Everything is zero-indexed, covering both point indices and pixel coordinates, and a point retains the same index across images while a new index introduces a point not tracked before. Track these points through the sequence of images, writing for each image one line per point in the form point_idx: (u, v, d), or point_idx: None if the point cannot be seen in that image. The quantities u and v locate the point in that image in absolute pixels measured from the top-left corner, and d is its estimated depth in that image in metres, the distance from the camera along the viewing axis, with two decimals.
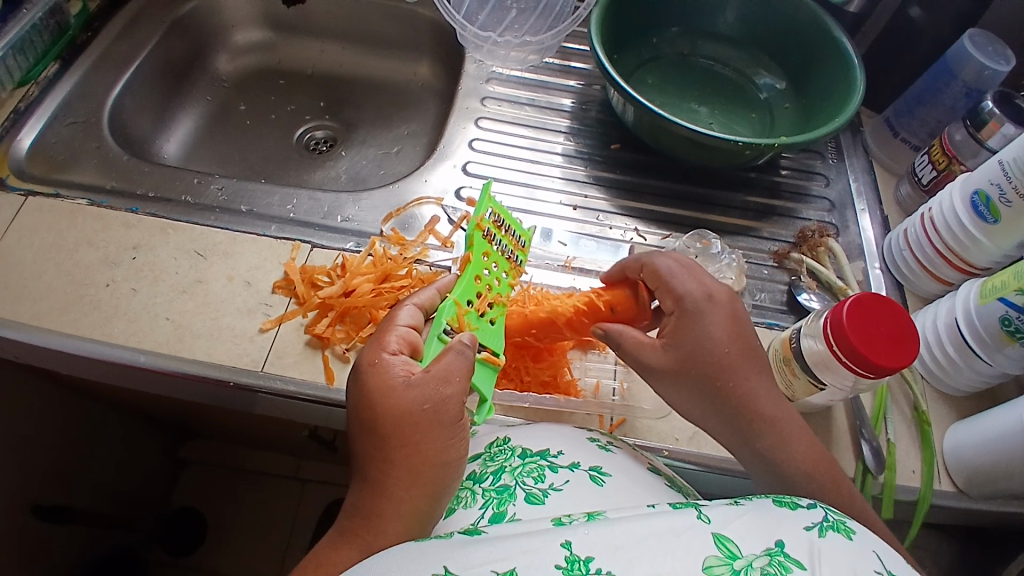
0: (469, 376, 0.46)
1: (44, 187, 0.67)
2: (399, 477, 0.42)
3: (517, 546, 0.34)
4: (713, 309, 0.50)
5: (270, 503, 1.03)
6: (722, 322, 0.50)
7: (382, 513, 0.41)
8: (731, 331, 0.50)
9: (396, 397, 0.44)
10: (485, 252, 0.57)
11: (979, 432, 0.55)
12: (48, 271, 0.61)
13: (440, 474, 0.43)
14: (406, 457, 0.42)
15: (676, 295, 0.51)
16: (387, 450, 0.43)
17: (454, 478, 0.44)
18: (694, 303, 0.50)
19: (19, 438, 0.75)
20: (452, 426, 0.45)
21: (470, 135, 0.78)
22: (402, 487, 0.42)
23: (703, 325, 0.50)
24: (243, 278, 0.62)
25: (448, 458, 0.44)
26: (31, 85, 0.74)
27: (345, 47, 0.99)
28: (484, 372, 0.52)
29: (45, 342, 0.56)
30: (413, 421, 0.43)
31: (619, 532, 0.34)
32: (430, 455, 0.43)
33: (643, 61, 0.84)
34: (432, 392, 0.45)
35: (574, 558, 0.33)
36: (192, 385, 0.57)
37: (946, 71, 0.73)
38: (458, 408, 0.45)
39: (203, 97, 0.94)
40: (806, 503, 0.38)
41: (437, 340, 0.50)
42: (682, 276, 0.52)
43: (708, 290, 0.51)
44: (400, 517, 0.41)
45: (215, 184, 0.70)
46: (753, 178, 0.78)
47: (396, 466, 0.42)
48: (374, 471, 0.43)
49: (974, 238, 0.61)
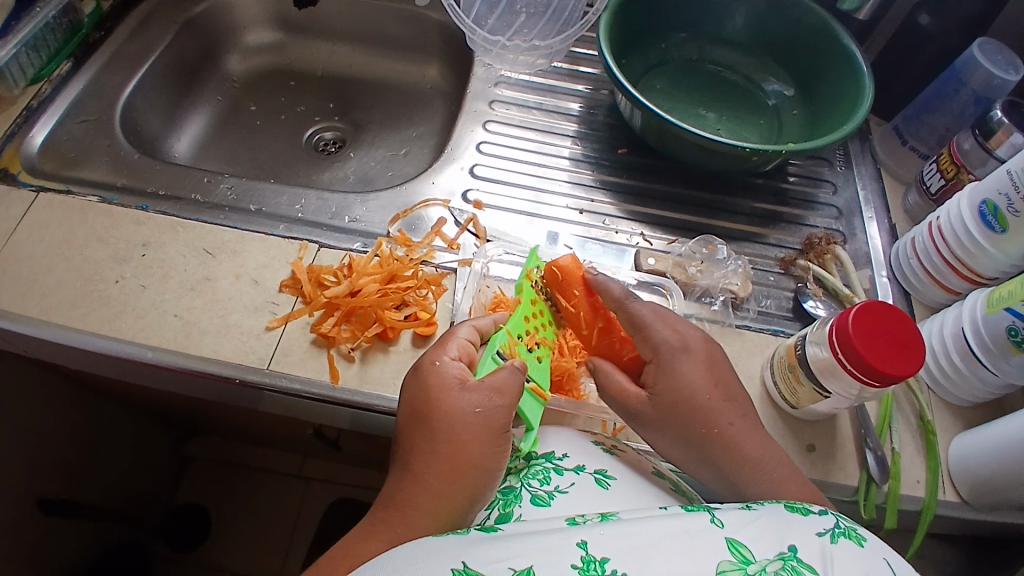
0: (520, 394, 0.47)
1: (56, 184, 0.67)
2: (439, 472, 0.42)
3: (532, 544, 0.34)
4: (687, 357, 0.52)
5: (273, 502, 1.03)
6: (697, 366, 0.51)
7: (416, 504, 0.42)
8: (709, 375, 0.51)
9: (450, 396, 0.45)
10: (535, 300, 0.58)
11: (985, 441, 0.55)
12: (59, 266, 0.61)
13: (477, 478, 0.43)
14: (450, 452, 0.43)
15: (651, 344, 0.52)
16: (433, 443, 0.43)
17: (490, 487, 0.44)
18: (668, 353, 0.52)
19: (28, 431, 0.76)
20: (499, 435, 0.45)
21: (477, 138, 0.79)
22: (440, 481, 0.42)
23: (678, 375, 0.51)
24: (251, 276, 0.63)
25: (490, 465, 0.44)
26: (44, 83, 0.75)
27: (355, 48, 1.00)
28: (526, 397, 0.51)
29: (54, 338, 0.57)
30: (462, 421, 0.44)
31: (637, 536, 0.35)
32: (471, 458, 0.43)
33: (651, 67, 0.85)
34: (485, 399, 0.45)
35: (590, 558, 0.33)
36: (201, 382, 0.57)
37: (955, 79, 0.73)
38: (505, 419, 0.45)
39: (213, 97, 0.95)
40: (817, 509, 0.38)
41: (492, 359, 0.51)
42: (657, 326, 0.53)
43: (683, 337, 0.53)
44: (433, 510, 0.41)
45: (225, 183, 0.71)
46: (760, 185, 0.78)
47: (437, 459, 0.43)
48: (415, 461, 0.43)
49: (981, 247, 0.61)
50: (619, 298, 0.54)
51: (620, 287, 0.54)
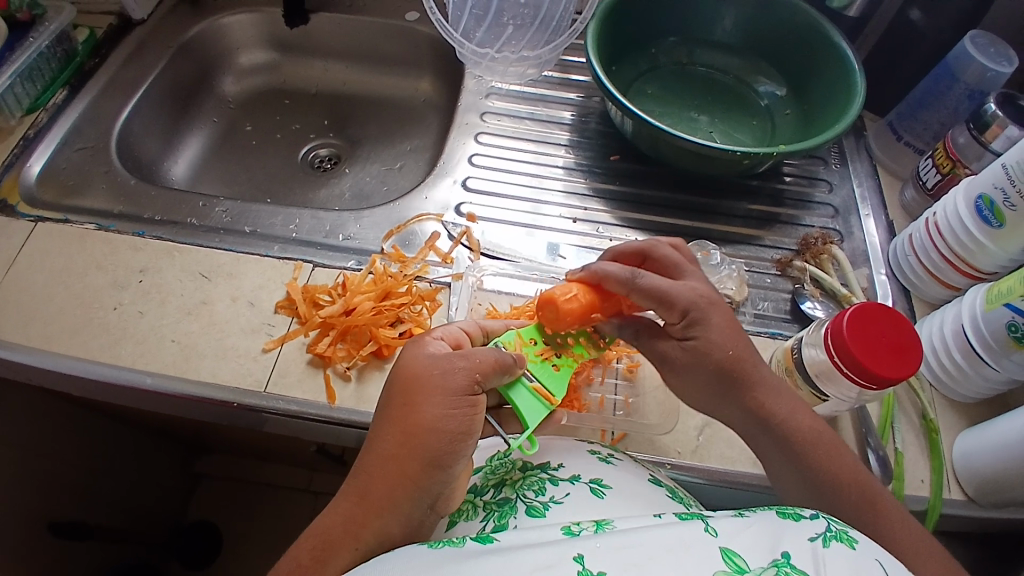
0: (490, 364, 0.46)
1: (54, 213, 0.68)
2: (391, 434, 0.43)
3: (531, 562, 0.34)
4: (715, 308, 0.51)
5: (283, 516, 1.04)
6: (722, 321, 0.50)
7: (370, 469, 0.42)
8: (733, 333, 0.51)
9: (415, 361, 0.45)
10: None
11: (990, 439, 0.54)
12: (58, 294, 0.62)
13: (431, 437, 0.42)
14: (404, 414, 0.43)
15: (678, 308, 0.50)
16: (390, 407, 0.44)
17: (449, 449, 0.43)
18: (698, 310, 0.50)
19: (35, 456, 0.76)
20: (458, 397, 0.44)
21: (470, 151, 0.79)
22: (391, 443, 0.42)
23: (710, 330, 0.50)
24: (247, 299, 0.63)
25: (445, 426, 0.43)
26: (40, 112, 0.76)
27: (348, 65, 1.00)
28: (526, 397, 0.50)
29: (55, 366, 0.58)
30: (418, 381, 0.44)
31: (634, 549, 0.34)
32: (424, 417, 0.43)
33: (641, 72, 0.85)
34: (444, 361, 0.45)
35: (586, 572, 0.33)
36: (200, 405, 0.57)
37: (948, 74, 0.72)
38: (467, 381, 0.44)
39: (209, 119, 0.96)
40: (809, 513, 0.38)
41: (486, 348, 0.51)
42: (677, 288, 0.50)
43: (700, 292, 0.51)
44: (386, 476, 0.42)
45: (220, 207, 0.71)
46: (755, 186, 0.78)
47: (391, 422, 0.43)
48: (375, 428, 0.44)
49: (979, 242, 0.60)
50: (628, 280, 0.50)
51: (622, 268, 0.51)
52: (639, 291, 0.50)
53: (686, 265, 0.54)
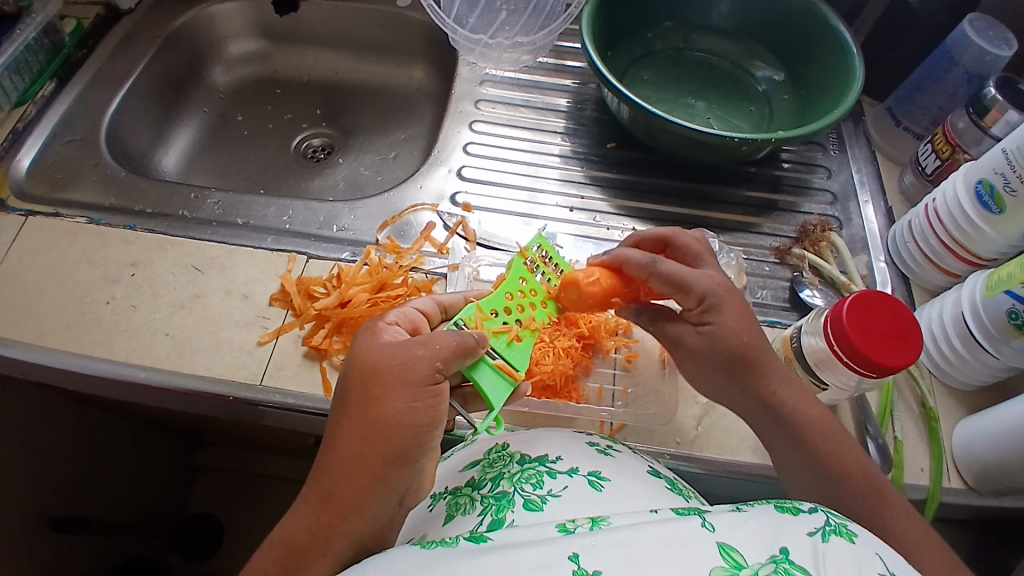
0: (451, 349, 0.44)
1: (44, 207, 0.67)
2: (353, 433, 0.42)
3: (528, 560, 0.34)
4: (732, 296, 0.50)
5: (282, 508, 1.04)
6: (737, 310, 0.50)
7: (334, 471, 0.42)
8: (746, 320, 0.50)
9: (371, 353, 0.44)
10: (523, 277, 0.52)
11: (989, 426, 0.54)
12: (50, 290, 0.61)
13: (395, 434, 0.42)
14: (365, 411, 0.42)
15: (696, 293, 0.49)
16: (349, 403, 0.43)
17: (414, 442, 0.42)
18: (716, 298, 0.49)
19: (32, 453, 0.76)
20: (420, 388, 0.43)
21: (464, 139, 0.78)
22: (354, 443, 0.42)
23: (726, 318, 0.49)
24: (241, 292, 0.62)
25: (409, 420, 0.42)
26: (28, 105, 0.75)
27: (340, 53, 0.99)
28: (491, 378, 0.48)
29: (47, 362, 0.57)
30: (377, 375, 0.43)
31: (635, 544, 0.34)
32: (385, 413, 0.42)
33: (637, 58, 0.83)
34: (403, 351, 0.43)
35: (583, 571, 0.32)
36: (196, 400, 0.57)
37: (945, 57, 0.71)
38: (429, 371, 0.43)
39: (200, 109, 0.94)
40: (806, 507, 0.38)
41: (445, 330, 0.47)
42: (696, 276, 0.50)
43: (720, 281, 0.50)
44: (350, 477, 0.41)
45: (211, 198, 0.70)
46: (752, 173, 0.77)
47: (352, 419, 0.42)
48: (336, 425, 0.43)
49: (978, 228, 0.60)
50: (648, 265, 0.50)
51: (643, 254, 0.51)
52: (658, 277, 0.50)
53: (709, 255, 0.53)
